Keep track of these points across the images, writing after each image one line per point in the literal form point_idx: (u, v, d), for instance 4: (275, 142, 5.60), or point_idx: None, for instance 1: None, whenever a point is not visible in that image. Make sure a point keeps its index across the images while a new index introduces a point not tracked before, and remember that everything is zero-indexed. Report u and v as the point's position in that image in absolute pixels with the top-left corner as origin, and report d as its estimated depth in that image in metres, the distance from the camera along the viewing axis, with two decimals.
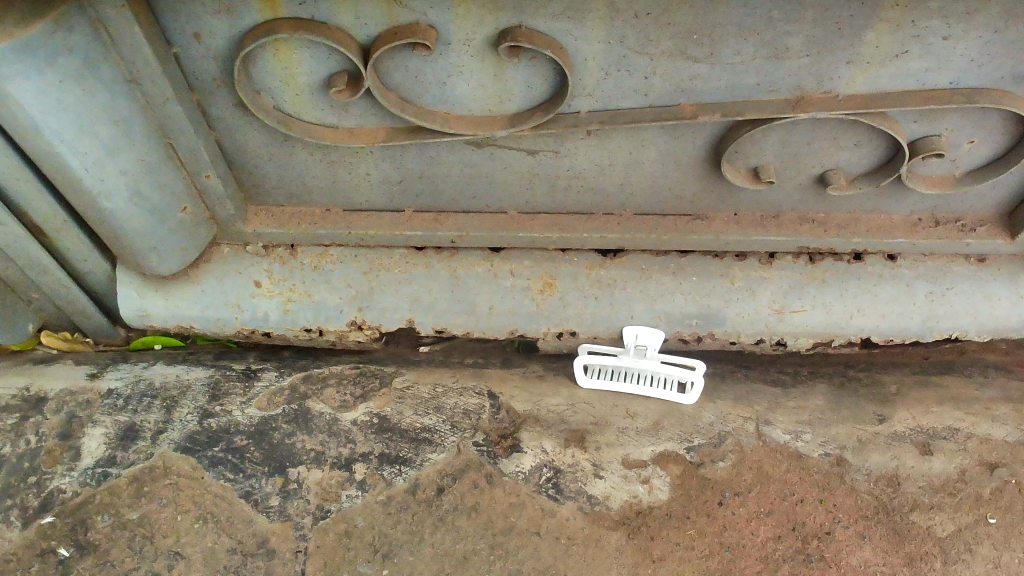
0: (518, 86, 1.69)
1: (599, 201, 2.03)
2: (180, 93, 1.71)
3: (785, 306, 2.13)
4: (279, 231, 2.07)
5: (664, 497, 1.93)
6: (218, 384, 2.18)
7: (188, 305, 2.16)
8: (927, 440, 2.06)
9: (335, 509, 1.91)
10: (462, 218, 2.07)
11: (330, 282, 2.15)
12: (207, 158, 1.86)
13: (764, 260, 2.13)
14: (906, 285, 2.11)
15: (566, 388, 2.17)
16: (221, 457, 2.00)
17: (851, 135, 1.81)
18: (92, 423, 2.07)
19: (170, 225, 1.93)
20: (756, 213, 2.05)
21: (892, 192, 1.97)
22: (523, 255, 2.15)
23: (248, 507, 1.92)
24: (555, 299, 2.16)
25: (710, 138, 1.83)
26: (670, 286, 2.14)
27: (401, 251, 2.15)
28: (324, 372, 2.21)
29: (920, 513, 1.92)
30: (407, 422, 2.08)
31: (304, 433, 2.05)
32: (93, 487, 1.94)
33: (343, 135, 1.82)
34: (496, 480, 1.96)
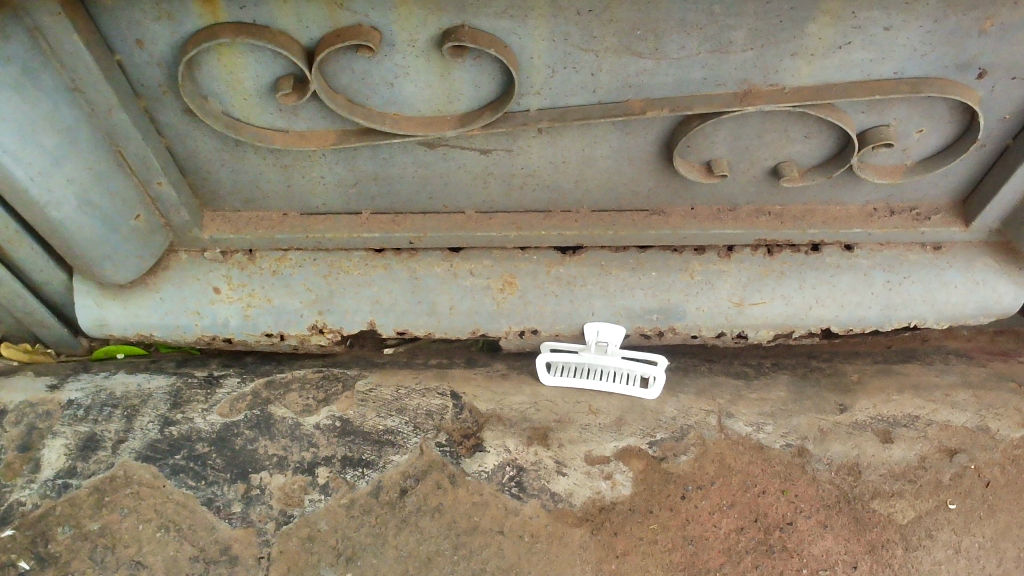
0: (465, 85, 1.69)
1: (555, 199, 2.04)
2: (126, 100, 1.70)
3: (744, 299, 2.14)
4: (236, 237, 2.07)
5: (627, 492, 1.93)
6: (180, 392, 2.17)
7: (146, 313, 2.15)
8: (887, 428, 2.07)
9: (298, 514, 1.91)
10: (419, 218, 2.06)
11: (289, 286, 2.15)
12: (157, 165, 1.85)
13: (722, 253, 2.14)
14: (863, 275, 2.12)
15: (529, 386, 2.18)
16: (183, 465, 1.99)
17: (801, 127, 1.82)
18: (51, 435, 2.06)
19: (123, 233, 1.91)
20: (713, 207, 2.06)
21: (845, 183, 1.99)
22: (483, 254, 2.15)
23: (210, 515, 1.91)
24: (515, 297, 2.16)
25: (661, 133, 1.84)
26: (630, 281, 2.14)
27: (360, 254, 2.14)
28: (286, 377, 2.20)
29: (881, 501, 1.94)
30: (370, 425, 2.07)
31: (266, 438, 2.05)
32: (53, 499, 1.93)
33: (294, 138, 1.81)
34: (459, 480, 1.95)
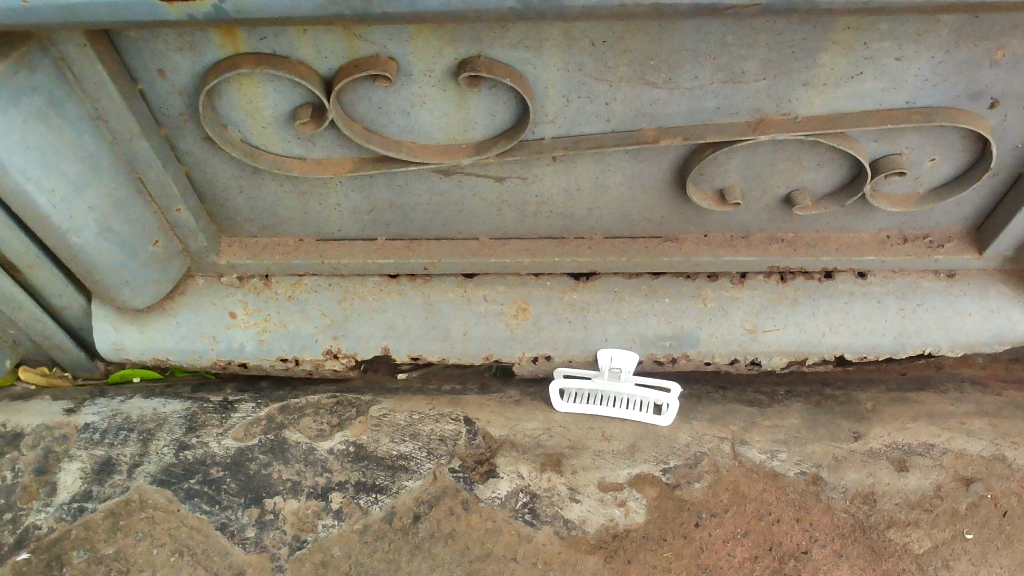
0: (481, 114, 1.72)
1: (569, 226, 2.05)
2: (147, 129, 1.73)
3: (758, 326, 2.14)
4: (252, 262, 2.09)
5: (641, 519, 1.93)
6: (195, 416, 2.18)
7: (163, 337, 2.17)
8: (903, 456, 2.06)
9: (312, 539, 1.91)
10: (434, 244, 2.08)
11: (305, 311, 2.16)
12: (177, 192, 1.88)
13: (735, 280, 2.15)
14: (876, 302, 2.12)
15: (542, 412, 2.18)
16: (198, 489, 2.00)
17: (813, 155, 1.83)
18: (68, 458, 2.08)
19: (142, 258, 1.94)
20: (726, 234, 2.07)
21: (859, 211, 2.00)
22: (497, 280, 2.17)
23: (224, 539, 1.92)
24: (529, 323, 2.17)
25: (674, 161, 1.85)
26: (642, 307, 2.15)
27: (375, 279, 2.16)
28: (300, 402, 2.21)
29: (897, 530, 1.92)
30: (384, 450, 2.08)
31: (281, 463, 2.06)
32: (69, 522, 1.94)
33: (312, 166, 1.84)
34: (473, 506, 1.96)
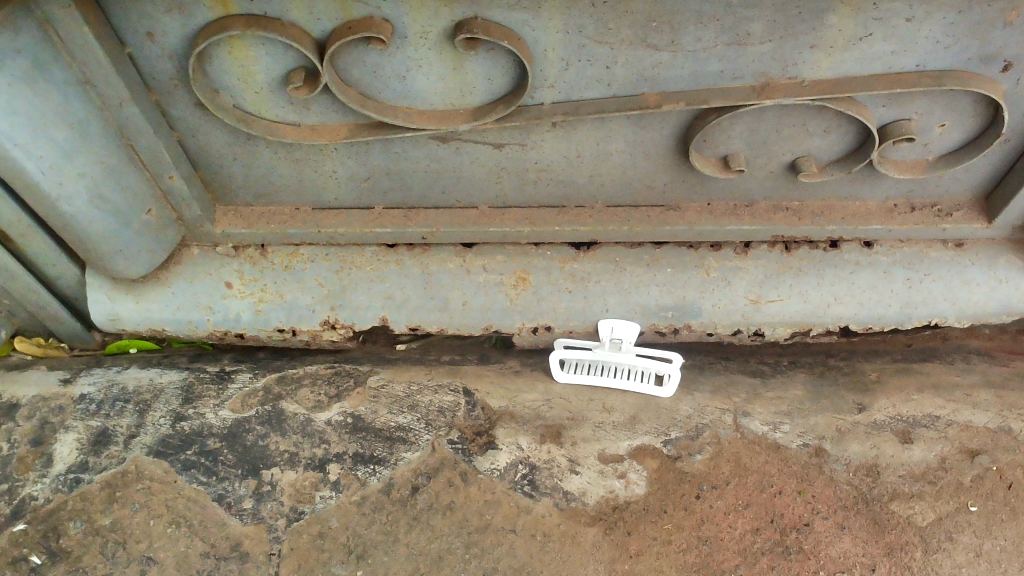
0: (479, 79, 1.67)
1: (569, 194, 2.01)
2: (137, 94, 1.69)
3: (761, 296, 2.10)
4: (247, 231, 2.05)
5: (642, 491, 1.93)
6: (192, 387, 2.15)
7: (158, 308, 2.12)
8: (907, 428, 2.03)
9: (309, 511, 1.92)
10: (432, 213, 2.05)
11: (302, 281, 2.12)
12: (169, 159, 1.84)
13: (739, 250, 2.10)
14: (883, 272, 2.08)
15: (542, 383, 2.16)
16: (195, 461, 2.00)
17: (820, 121, 1.79)
18: (63, 429, 2.06)
19: (135, 227, 1.90)
20: (730, 202, 2.03)
21: (865, 178, 1.95)
22: (496, 249, 2.12)
23: (221, 510, 1.93)
24: (529, 293, 2.12)
25: (677, 127, 1.81)
26: (644, 278, 2.11)
27: (372, 249, 2.12)
28: (298, 372, 2.19)
29: (900, 502, 1.90)
30: (382, 421, 2.06)
31: (277, 434, 2.04)
32: (65, 493, 1.95)
33: (307, 132, 1.80)
34: (471, 478, 1.95)
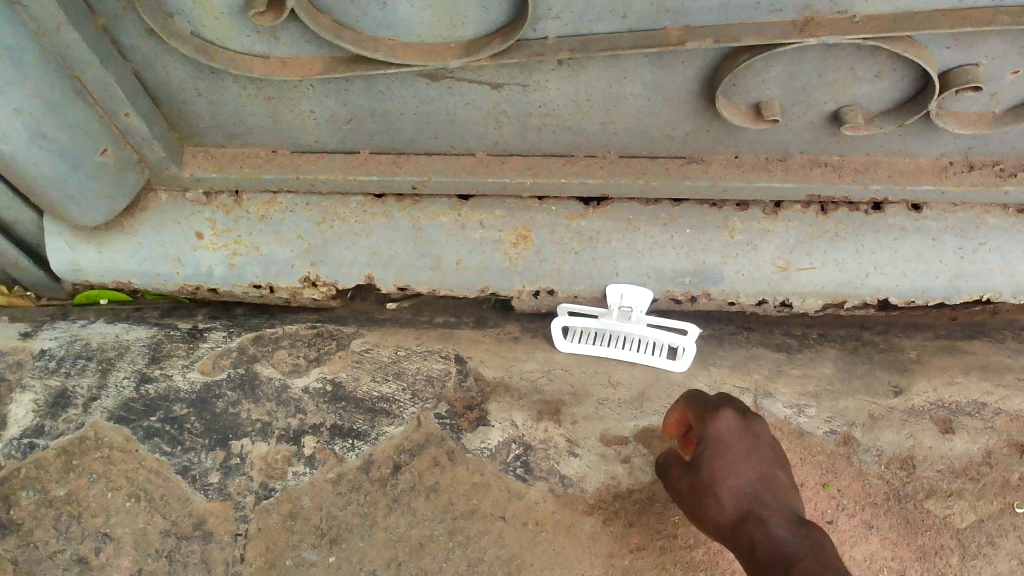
0: (472, 7, 1.43)
1: (578, 142, 1.77)
2: (77, 17, 1.45)
3: (791, 264, 1.86)
4: (218, 176, 1.82)
5: (646, 478, 1.73)
6: (160, 346, 1.97)
7: (122, 259, 1.92)
8: (949, 416, 1.81)
9: (280, 488, 1.75)
10: (424, 159, 1.82)
11: (280, 233, 1.91)
12: (121, 94, 1.60)
13: (768, 210, 1.86)
14: (932, 240, 1.84)
15: (543, 352, 1.95)
16: (158, 428, 1.83)
17: (871, 65, 1.52)
18: (19, 388, 1.89)
19: (87, 169, 1.67)
20: (761, 155, 1.78)
21: (919, 132, 1.69)
22: (495, 203, 1.90)
23: (185, 484, 1.76)
24: (530, 253, 1.90)
25: (703, 69, 1.55)
26: (660, 238, 1.88)
27: (356, 199, 1.90)
28: (276, 333, 2.00)
29: (936, 501, 1.69)
30: (363, 391, 1.87)
31: (250, 401, 1.86)
32: (18, 460, 1.79)
33: (276, 66, 1.57)
34: (458, 458, 1.77)
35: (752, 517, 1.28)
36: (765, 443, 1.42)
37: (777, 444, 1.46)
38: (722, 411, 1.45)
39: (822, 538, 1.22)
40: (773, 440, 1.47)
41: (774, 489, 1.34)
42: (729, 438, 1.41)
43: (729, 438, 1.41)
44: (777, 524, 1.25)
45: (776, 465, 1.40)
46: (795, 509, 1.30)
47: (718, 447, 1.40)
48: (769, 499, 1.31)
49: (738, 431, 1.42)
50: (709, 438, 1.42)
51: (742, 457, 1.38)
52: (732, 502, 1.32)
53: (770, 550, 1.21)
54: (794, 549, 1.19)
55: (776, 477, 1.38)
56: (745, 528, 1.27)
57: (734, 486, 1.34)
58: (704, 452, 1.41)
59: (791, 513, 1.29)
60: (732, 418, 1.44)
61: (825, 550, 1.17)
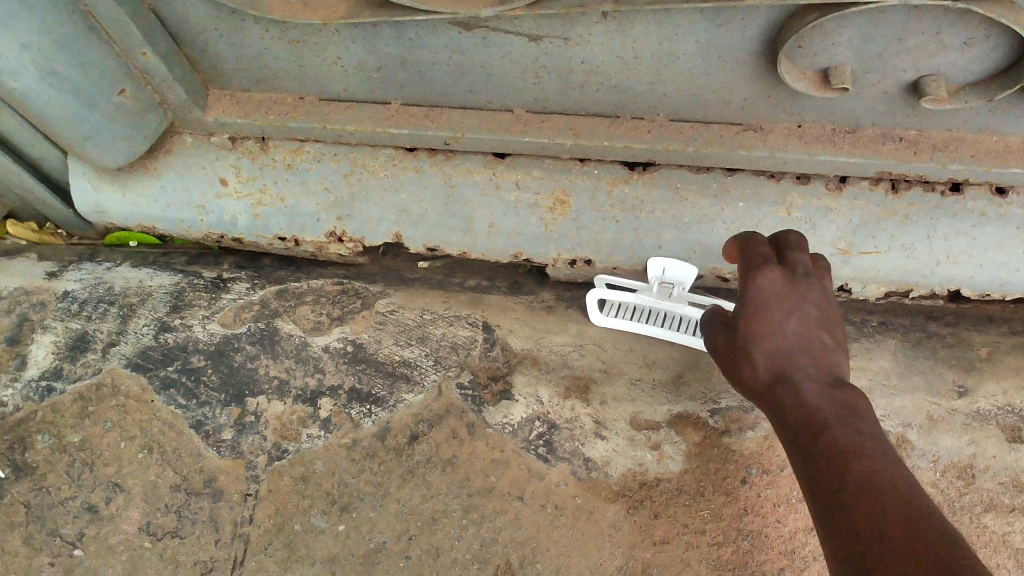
0: None
1: (623, 102, 1.62)
2: None
3: (853, 246, 1.71)
4: (244, 121, 1.75)
5: (676, 468, 1.62)
6: (182, 294, 1.92)
7: (146, 203, 1.89)
8: (1017, 424, 1.65)
9: (293, 450, 1.69)
10: (458, 114, 1.70)
11: (306, 185, 1.84)
12: (137, 32, 1.51)
13: (831, 185, 1.69)
14: (1015, 229, 1.66)
15: (576, 324, 1.84)
16: (175, 379, 1.78)
17: (960, 31, 1.33)
18: (41, 329, 1.87)
19: (104, 112, 1.61)
20: (827, 125, 1.61)
21: (1009, 107, 1.49)
22: (533, 162, 1.78)
23: (197, 439, 1.72)
24: (568, 219, 1.79)
25: (766, 28, 1.38)
26: (709, 211, 1.73)
27: (387, 151, 1.81)
28: (301, 288, 1.93)
29: (996, 516, 1.55)
30: (385, 354, 1.80)
31: (268, 357, 1.81)
32: (35, 403, 1.77)
33: (297, 8, 1.46)
34: (478, 432, 1.68)
35: (786, 378, 1.28)
36: (808, 297, 1.38)
37: (827, 294, 1.41)
38: (765, 267, 1.39)
39: (855, 397, 1.21)
40: (822, 294, 1.41)
41: (813, 348, 1.32)
42: (768, 298, 1.36)
43: (769, 295, 1.36)
44: (810, 387, 1.24)
45: (820, 318, 1.37)
46: (832, 368, 1.29)
47: (756, 305, 1.37)
48: (806, 365, 1.28)
49: (780, 290, 1.37)
50: (750, 297, 1.38)
51: (783, 314, 1.35)
52: (765, 361, 1.32)
53: (800, 418, 1.19)
54: (825, 418, 1.16)
55: (820, 333, 1.35)
56: (778, 395, 1.26)
57: (770, 345, 1.33)
58: (743, 308, 1.38)
59: (827, 372, 1.28)
60: (776, 275, 1.38)
61: (857, 415, 1.16)
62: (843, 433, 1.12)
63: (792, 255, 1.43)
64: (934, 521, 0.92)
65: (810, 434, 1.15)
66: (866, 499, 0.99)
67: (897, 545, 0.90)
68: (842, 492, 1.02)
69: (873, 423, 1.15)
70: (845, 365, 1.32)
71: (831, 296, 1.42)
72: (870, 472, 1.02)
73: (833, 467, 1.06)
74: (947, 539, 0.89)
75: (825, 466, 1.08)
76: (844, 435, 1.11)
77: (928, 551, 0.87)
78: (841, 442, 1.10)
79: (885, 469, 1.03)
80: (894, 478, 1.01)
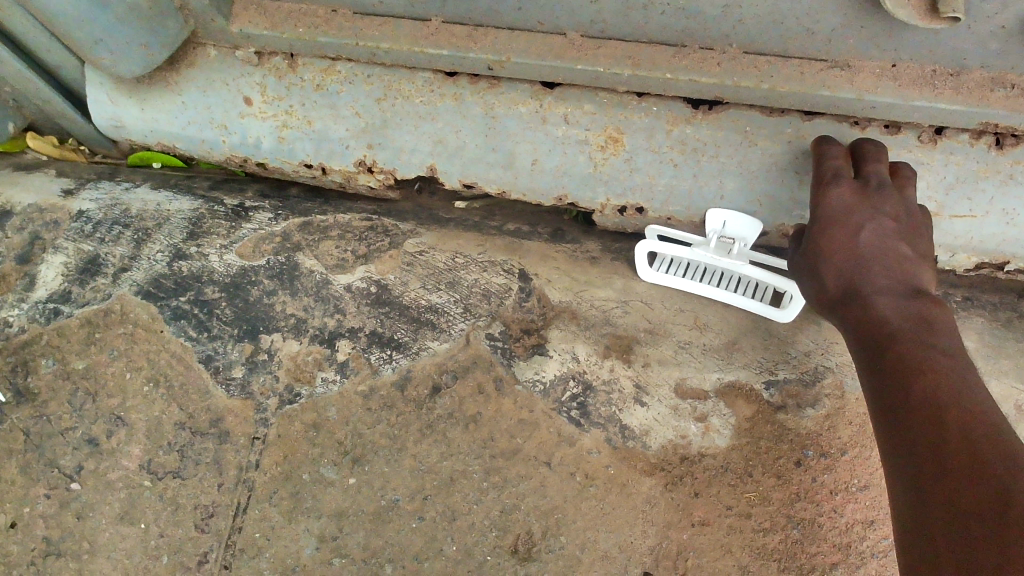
0: None
1: (691, 28, 1.42)
2: None
3: (943, 208, 1.51)
4: (270, 34, 1.60)
5: (723, 444, 1.46)
6: (201, 221, 1.80)
7: (167, 118, 1.81)
8: None
9: (306, 394, 1.56)
10: (504, 36, 1.52)
11: (335, 108, 1.70)
12: None
13: (925, 137, 1.47)
14: None
15: (622, 278, 1.67)
16: (186, 310, 1.67)
17: None
18: (52, 249, 1.77)
19: (117, 12, 1.47)
20: (926, 67, 1.38)
21: None
22: (585, 95, 1.59)
23: (206, 375, 1.60)
24: (619, 160, 1.61)
25: None
26: (781, 159, 1.53)
27: (424, 75, 1.64)
28: (326, 221, 1.79)
29: None
30: (410, 297, 1.65)
31: (286, 293, 1.68)
32: (41, 325, 1.67)
33: None
34: (506, 388, 1.53)
35: (856, 291, 1.27)
36: (883, 209, 1.35)
37: (905, 204, 1.36)
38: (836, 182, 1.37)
39: (928, 305, 1.19)
40: (903, 204, 1.37)
41: (888, 261, 1.30)
42: (837, 212, 1.34)
43: (839, 209, 1.35)
44: (881, 300, 1.23)
45: (897, 231, 1.34)
46: (907, 279, 1.27)
47: (826, 219, 1.35)
48: (877, 278, 1.27)
49: (851, 203, 1.35)
50: (820, 213, 1.37)
51: (854, 229, 1.33)
52: (837, 277, 1.31)
53: (865, 329, 1.20)
54: (891, 327, 1.16)
55: (896, 246, 1.32)
56: (848, 308, 1.27)
57: (842, 261, 1.32)
58: (813, 225, 1.37)
59: (901, 282, 1.26)
60: (846, 189, 1.36)
61: (929, 323, 1.15)
62: (909, 344, 1.10)
63: (869, 166, 1.40)
64: (993, 435, 0.90)
65: (878, 344, 1.15)
66: (925, 414, 0.97)
67: (950, 462, 0.89)
68: (899, 405, 1.01)
69: (945, 331, 1.13)
70: (925, 275, 1.30)
71: (912, 209, 1.37)
72: (929, 382, 1.01)
73: (897, 379, 1.05)
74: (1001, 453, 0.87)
75: (890, 376, 1.07)
76: (910, 346, 1.10)
77: (978, 466, 0.86)
78: (905, 353, 1.09)
79: (947, 378, 1.01)
80: (955, 387, 0.99)
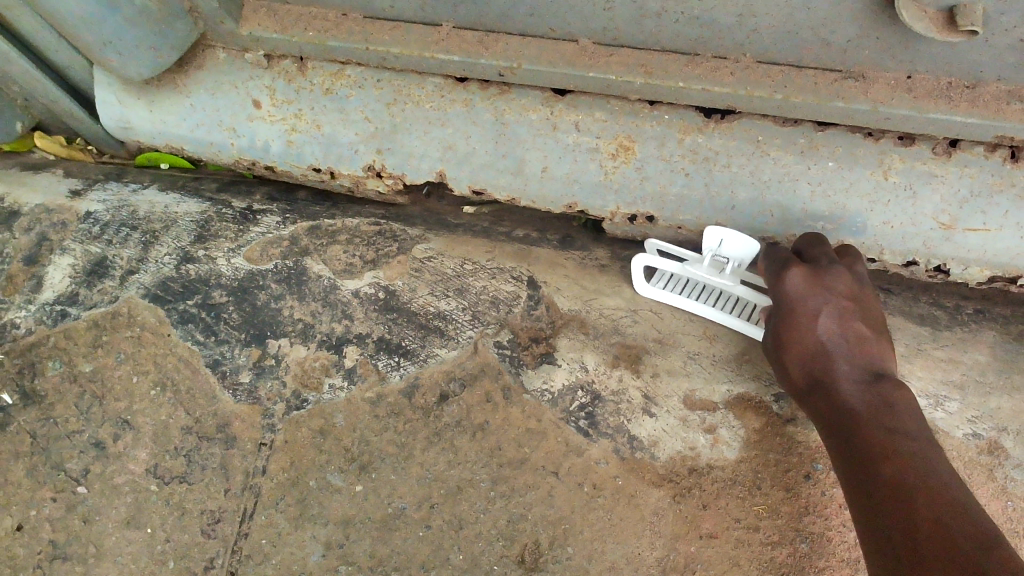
0: None
1: (705, 37, 1.41)
2: None
3: (957, 221, 1.49)
4: (280, 38, 1.59)
5: (731, 456, 1.45)
6: (209, 224, 1.80)
7: (175, 121, 1.80)
8: None
9: (313, 401, 1.56)
10: (515, 41, 1.51)
11: (344, 112, 1.69)
12: None
13: (940, 149, 1.46)
14: None
15: (631, 287, 1.66)
16: (194, 314, 1.66)
17: None
18: (59, 251, 1.76)
19: (126, 13, 1.47)
20: (942, 79, 1.37)
21: None
22: (596, 102, 1.58)
23: (214, 380, 1.59)
24: (630, 168, 1.60)
25: None
26: (794, 169, 1.52)
27: (435, 81, 1.63)
28: (335, 226, 1.79)
29: None
30: (418, 304, 1.65)
31: (293, 297, 1.67)
32: (47, 328, 1.66)
33: None
34: (515, 397, 1.53)
35: (820, 379, 1.34)
36: (837, 289, 1.40)
37: (859, 279, 1.42)
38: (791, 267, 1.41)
39: (888, 392, 1.27)
40: (856, 280, 1.43)
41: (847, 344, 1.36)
42: (797, 300, 1.39)
43: (797, 296, 1.39)
44: (844, 389, 1.30)
45: (852, 309, 1.40)
46: (867, 362, 1.34)
47: (787, 308, 1.40)
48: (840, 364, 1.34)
49: (808, 288, 1.39)
50: (779, 300, 1.41)
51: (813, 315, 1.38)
52: (801, 364, 1.37)
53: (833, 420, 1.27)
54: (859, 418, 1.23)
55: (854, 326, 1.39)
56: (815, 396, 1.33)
57: (805, 348, 1.37)
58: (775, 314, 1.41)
59: (860, 368, 1.33)
60: (801, 273, 1.40)
61: (891, 411, 1.23)
62: (876, 435, 1.18)
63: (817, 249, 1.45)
64: (967, 518, 0.99)
65: (845, 433, 1.22)
66: (897, 492, 1.06)
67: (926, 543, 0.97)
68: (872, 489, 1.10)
69: (905, 417, 1.21)
70: (883, 351, 1.37)
71: (863, 283, 1.43)
72: (899, 469, 1.10)
73: (869, 467, 1.13)
74: (973, 541, 0.95)
75: (861, 465, 1.15)
76: (877, 437, 1.18)
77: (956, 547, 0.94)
78: (874, 444, 1.17)
79: (915, 466, 1.10)
80: (923, 471, 1.09)
